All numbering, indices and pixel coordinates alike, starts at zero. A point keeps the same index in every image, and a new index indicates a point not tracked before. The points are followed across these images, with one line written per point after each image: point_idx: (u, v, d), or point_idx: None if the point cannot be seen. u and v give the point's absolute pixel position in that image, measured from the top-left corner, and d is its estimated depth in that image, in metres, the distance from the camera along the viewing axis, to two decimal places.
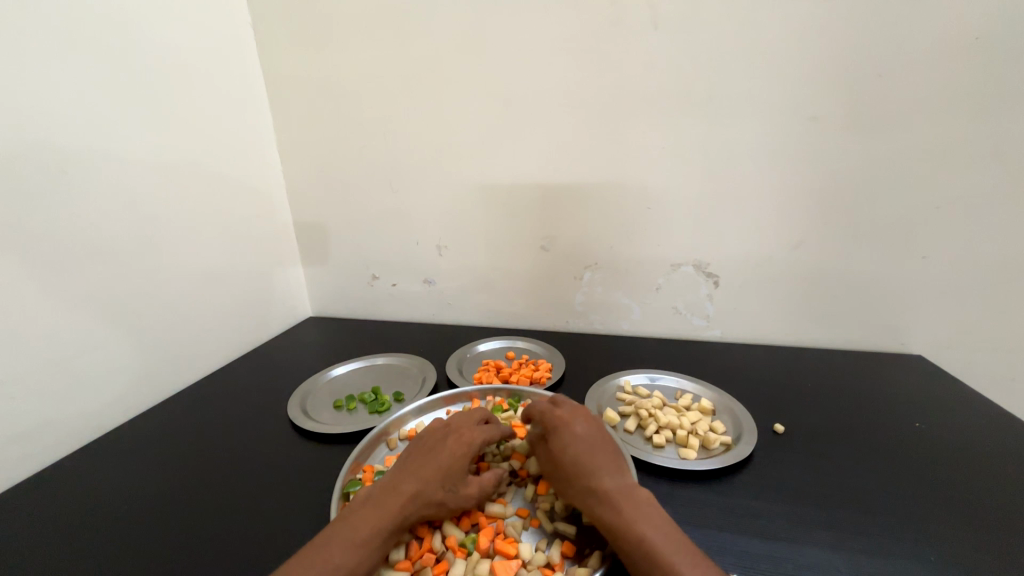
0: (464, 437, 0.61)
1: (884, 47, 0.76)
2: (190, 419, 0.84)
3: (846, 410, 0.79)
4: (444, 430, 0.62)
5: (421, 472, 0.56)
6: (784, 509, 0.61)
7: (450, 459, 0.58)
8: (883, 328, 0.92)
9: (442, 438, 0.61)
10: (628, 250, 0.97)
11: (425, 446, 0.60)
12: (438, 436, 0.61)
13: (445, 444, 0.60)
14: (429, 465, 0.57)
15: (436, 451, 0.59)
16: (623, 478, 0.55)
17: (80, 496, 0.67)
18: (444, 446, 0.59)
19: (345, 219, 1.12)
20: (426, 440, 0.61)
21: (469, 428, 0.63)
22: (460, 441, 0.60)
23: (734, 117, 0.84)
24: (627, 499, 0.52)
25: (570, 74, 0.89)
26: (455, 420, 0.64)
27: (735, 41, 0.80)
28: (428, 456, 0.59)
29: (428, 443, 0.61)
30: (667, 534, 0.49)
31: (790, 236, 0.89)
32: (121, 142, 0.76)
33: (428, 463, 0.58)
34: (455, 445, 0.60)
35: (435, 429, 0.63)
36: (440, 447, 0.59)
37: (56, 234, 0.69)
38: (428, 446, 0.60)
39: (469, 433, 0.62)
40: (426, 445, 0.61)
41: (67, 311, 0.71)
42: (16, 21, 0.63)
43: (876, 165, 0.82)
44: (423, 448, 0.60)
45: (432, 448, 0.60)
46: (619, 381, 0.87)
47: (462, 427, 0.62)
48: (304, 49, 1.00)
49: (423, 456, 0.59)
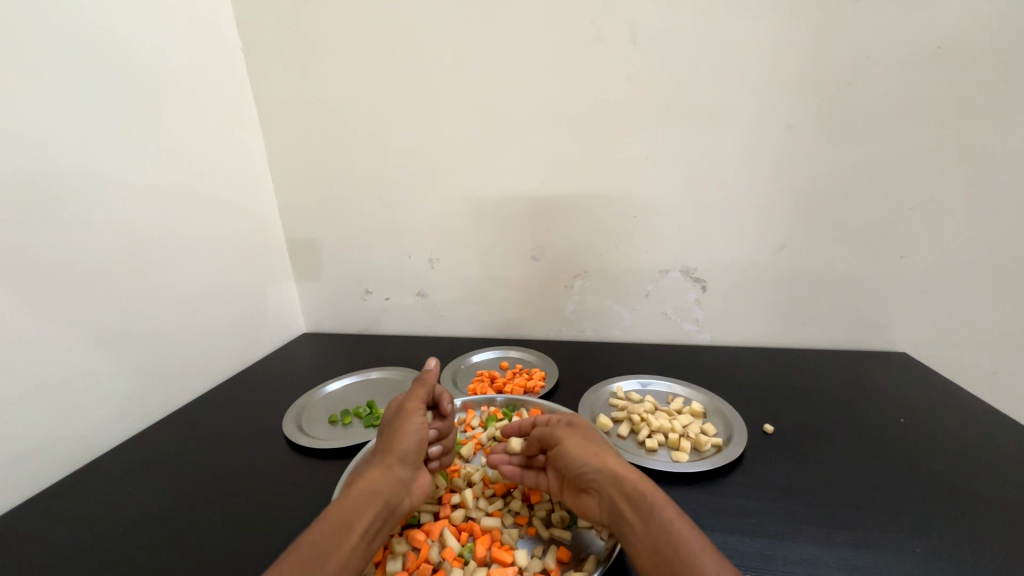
0: (419, 407, 0.63)
1: (852, 58, 0.79)
2: (183, 438, 0.83)
3: (832, 409, 0.81)
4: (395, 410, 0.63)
5: (389, 447, 0.59)
6: (775, 507, 0.62)
7: (414, 429, 0.60)
8: (867, 328, 0.94)
9: (398, 420, 0.61)
10: (617, 258, 0.99)
11: (384, 432, 0.62)
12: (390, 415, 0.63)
13: (407, 415, 0.61)
14: (395, 441, 0.59)
15: (393, 427, 0.61)
16: (593, 438, 0.61)
17: (73, 518, 0.67)
18: (405, 419, 0.61)
19: (338, 236, 1.13)
20: (382, 428, 0.63)
21: (416, 400, 0.63)
22: (414, 414, 0.61)
23: (714, 127, 0.87)
24: (593, 450, 0.58)
25: (558, 89, 0.91)
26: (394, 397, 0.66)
27: (712, 53, 0.83)
28: (390, 436, 0.60)
29: (384, 427, 0.62)
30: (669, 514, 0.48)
31: (772, 240, 0.91)
32: (114, 165, 0.78)
33: (393, 440, 0.59)
34: (418, 415, 0.62)
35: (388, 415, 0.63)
36: (395, 423, 0.61)
37: (52, 259, 0.70)
38: (386, 428, 0.62)
39: (416, 405, 0.63)
40: (385, 429, 0.62)
41: (62, 332, 0.71)
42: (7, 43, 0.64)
43: (852, 169, 0.85)
44: (384, 433, 0.62)
45: (390, 427, 0.61)
46: (612, 387, 0.88)
47: (410, 396, 0.64)
48: (295, 70, 1.02)
49: (386, 438, 0.60)
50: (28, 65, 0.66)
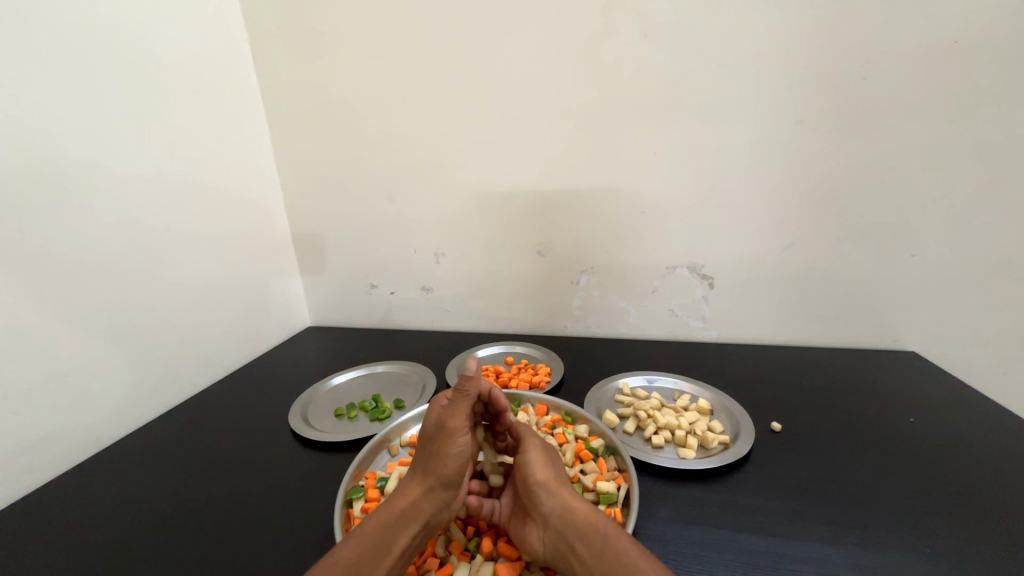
0: (463, 424, 0.57)
1: (865, 52, 0.78)
2: (190, 430, 0.84)
3: (840, 407, 0.80)
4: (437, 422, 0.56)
5: (432, 466, 0.56)
6: (783, 506, 0.61)
7: (457, 452, 0.56)
8: (876, 326, 0.93)
9: (439, 437, 0.56)
10: (623, 254, 0.98)
11: (424, 441, 0.57)
12: (432, 425, 0.57)
13: (451, 437, 0.56)
14: (438, 463, 0.55)
15: (435, 443, 0.56)
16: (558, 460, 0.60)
17: (82, 508, 0.68)
18: (448, 440, 0.56)
19: (343, 229, 1.12)
20: (422, 434, 0.58)
21: (459, 415, 0.56)
22: (455, 434, 0.56)
23: (724, 122, 0.86)
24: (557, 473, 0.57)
25: (565, 83, 0.90)
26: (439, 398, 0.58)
27: (722, 47, 0.82)
28: (433, 452, 0.56)
29: (426, 437, 0.57)
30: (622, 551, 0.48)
31: (780, 237, 0.90)
32: (120, 157, 0.78)
33: (436, 460, 0.56)
34: (461, 435, 0.57)
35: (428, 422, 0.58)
36: (439, 440, 0.56)
37: (58, 251, 0.70)
38: (426, 440, 0.57)
39: (459, 422, 0.56)
40: (426, 438, 0.57)
41: (69, 324, 0.72)
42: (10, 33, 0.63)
43: (863, 166, 0.83)
44: (424, 443, 0.57)
45: (432, 442, 0.56)
46: (618, 383, 0.88)
47: (454, 410, 0.56)
48: (300, 61, 1.01)
49: (427, 452, 0.57)
50: (32, 56, 0.66)
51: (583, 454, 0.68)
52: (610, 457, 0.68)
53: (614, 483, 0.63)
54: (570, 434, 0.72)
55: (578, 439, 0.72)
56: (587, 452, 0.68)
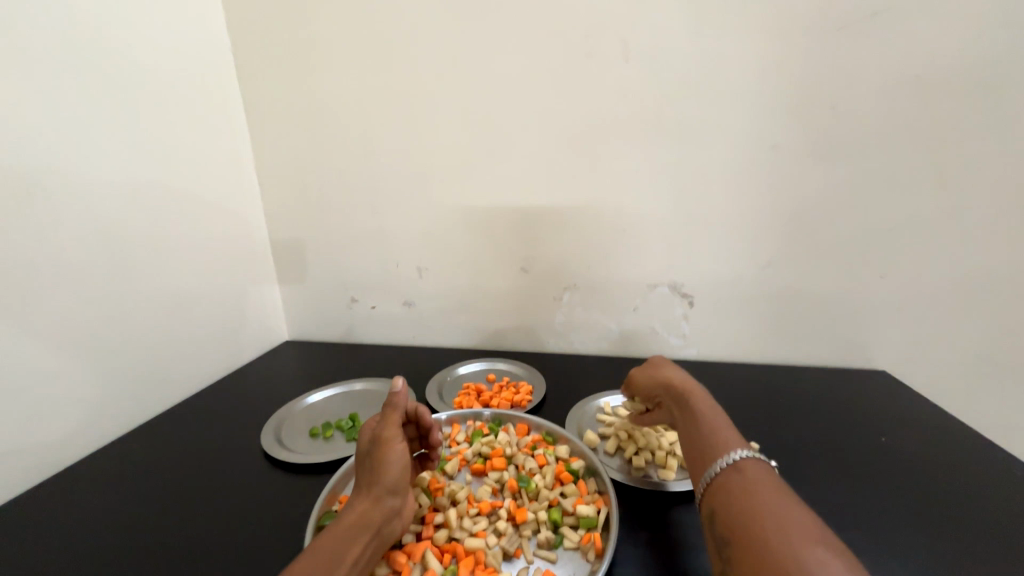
0: (396, 431, 0.59)
1: (836, 83, 0.82)
2: (155, 450, 0.80)
3: (815, 426, 0.82)
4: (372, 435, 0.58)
5: (368, 478, 0.55)
6: None
7: (393, 455, 0.57)
8: (848, 346, 0.96)
9: (377, 447, 0.57)
10: (606, 271, 0.99)
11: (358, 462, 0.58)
12: (363, 442, 0.59)
13: (388, 444, 0.57)
14: (376, 470, 0.55)
15: (369, 455, 0.57)
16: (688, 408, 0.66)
17: (33, 536, 0.63)
18: (385, 449, 0.57)
19: (324, 242, 1.11)
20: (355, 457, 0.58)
21: (391, 425, 0.59)
22: (391, 441, 0.58)
23: (703, 145, 0.88)
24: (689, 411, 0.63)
25: (551, 103, 0.92)
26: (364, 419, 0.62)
27: (702, 74, 0.85)
28: (369, 465, 0.56)
29: (357, 456, 0.58)
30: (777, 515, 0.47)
31: (758, 257, 0.92)
32: (92, 164, 0.75)
33: (373, 470, 0.56)
34: (397, 441, 0.58)
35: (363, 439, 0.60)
36: (372, 450, 0.57)
37: (23, 261, 0.67)
38: (358, 457, 0.57)
39: (392, 431, 0.59)
40: (358, 457, 0.58)
41: (31, 338, 0.68)
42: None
43: (835, 191, 0.87)
44: (357, 462, 0.57)
45: (367, 455, 0.57)
46: (599, 402, 0.88)
47: (385, 421, 0.60)
48: (285, 73, 1.01)
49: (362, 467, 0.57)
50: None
51: (564, 476, 0.67)
52: (590, 479, 0.68)
53: (594, 506, 0.62)
54: (551, 456, 0.71)
55: (559, 460, 0.71)
56: (567, 474, 0.67)
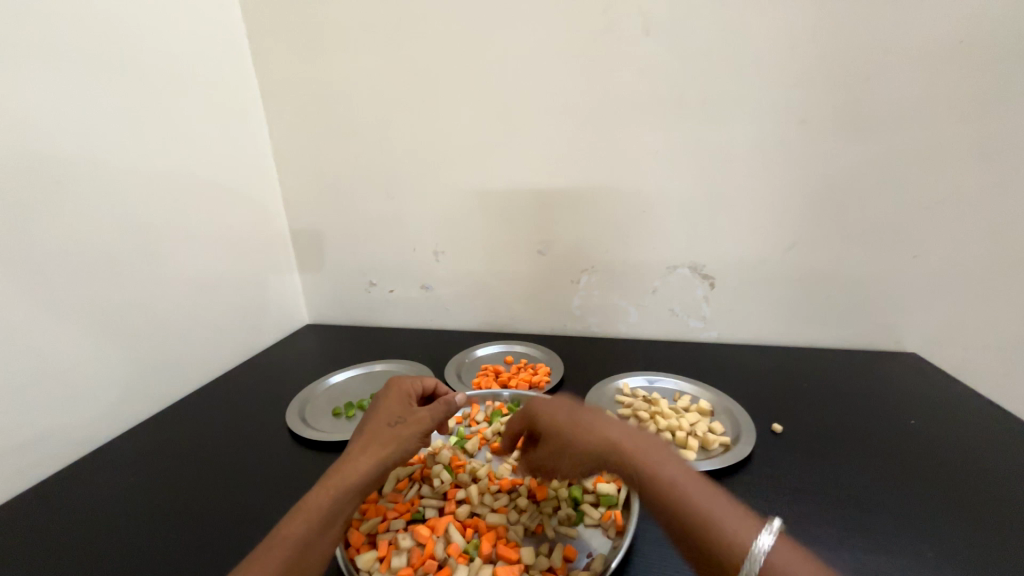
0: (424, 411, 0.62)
1: (869, 51, 0.77)
2: (186, 429, 0.83)
3: (840, 409, 0.80)
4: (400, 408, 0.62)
5: (392, 428, 0.58)
6: (785, 509, 0.61)
7: (425, 414, 0.62)
8: (876, 328, 0.93)
9: (403, 419, 0.60)
10: (624, 253, 0.98)
11: (382, 414, 0.61)
12: (398, 399, 0.64)
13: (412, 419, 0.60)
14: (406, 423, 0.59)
15: (399, 411, 0.62)
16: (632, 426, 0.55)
17: (77, 508, 0.67)
18: (408, 423, 0.60)
19: (342, 227, 1.12)
20: (380, 409, 0.62)
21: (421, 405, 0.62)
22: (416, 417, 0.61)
23: (726, 121, 0.85)
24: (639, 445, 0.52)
25: (567, 81, 0.89)
26: (399, 380, 0.68)
27: (724, 45, 0.81)
28: (397, 418, 0.60)
29: (385, 408, 0.62)
30: (736, 534, 0.44)
31: (781, 237, 0.90)
32: (114, 152, 0.76)
33: (402, 422, 0.60)
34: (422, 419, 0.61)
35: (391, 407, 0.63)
36: (403, 407, 0.62)
37: (51, 247, 0.69)
38: (386, 410, 0.62)
39: (420, 412, 0.62)
40: (385, 410, 0.62)
41: (63, 322, 0.71)
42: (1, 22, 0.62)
43: (866, 166, 0.83)
44: (383, 414, 0.61)
45: (397, 410, 0.62)
46: (618, 383, 0.87)
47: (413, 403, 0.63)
48: (298, 57, 1.00)
49: (386, 418, 0.60)
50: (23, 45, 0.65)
51: None
52: None
53: (615, 485, 0.62)
54: None
55: None
56: None
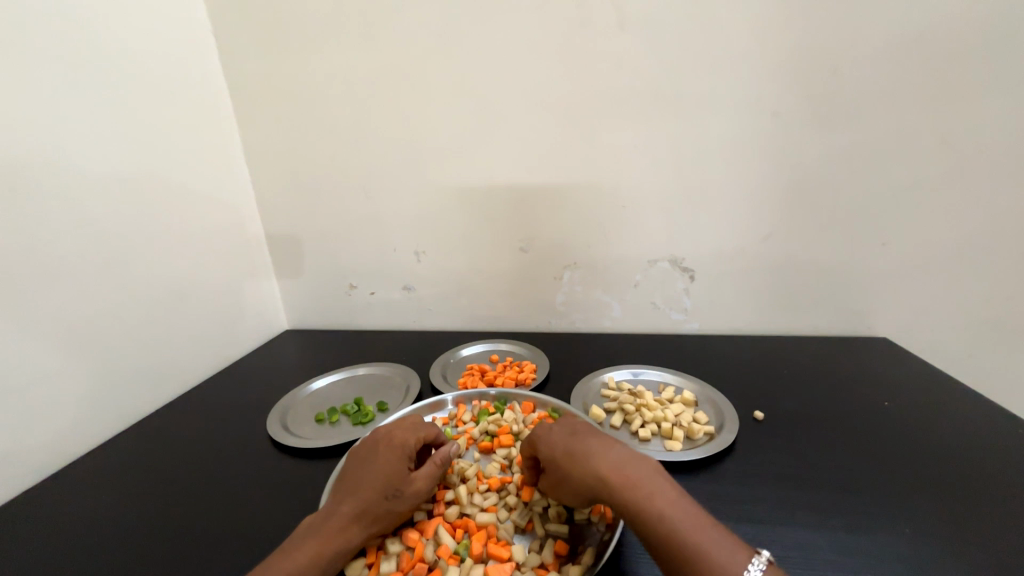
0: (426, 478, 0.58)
1: (836, 46, 0.80)
2: (161, 442, 0.80)
3: (818, 394, 0.82)
4: (401, 465, 0.57)
5: (386, 504, 0.54)
6: (769, 493, 0.62)
7: (423, 487, 0.57)
8: (849, 314, 0.96)
9: (403, 482, 0.56)
10: (606, 248, 0.98)
11: (376, 476, 0.56)
12: (395, 458, 0.58)
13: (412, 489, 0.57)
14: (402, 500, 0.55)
15: (396, 476, 0.56)
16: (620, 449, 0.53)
17: (45, 530, 0.63)
18: (408, 494, 0.56)
19: (319, 229, 1.09)
20: (378, 465, 0.57)
21: (423, 470, 0.58)
22: (415, 486, 0.57)
23: (701, 116, 0.86)
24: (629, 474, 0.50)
25: (545, 77, 0.89)
26: (399, 429, 0.62)
27: (699, 40, 0.83)
28: (393, 487, 0.55)
29: (381, 470, 0.56)
30: (724, 564, 0.44)
31: (758, 229, 0.92)
32: (77, 155, 0.72)
33: (398, 497, 0.55)
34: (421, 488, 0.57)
35: (393, 460, 0.58)
36: (401, 472, 0.57)
37: (12, 256, 0.65)
38: (382, 474, 0.56)
39: (420, 478, 0.58)
40: (381, 472, 0.56)
41: (25, 335, 0.67)
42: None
43: (835, 158, 0.86)
44: (378, 479, 0.56)
45: (393, 475, 0.56)
46: (604, 377, 0.88)
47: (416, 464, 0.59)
48: (269, 53, 0.97)
49: (381, 485, 0.55)
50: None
51: None
52: None
53: None
54: None
55: None
56: None
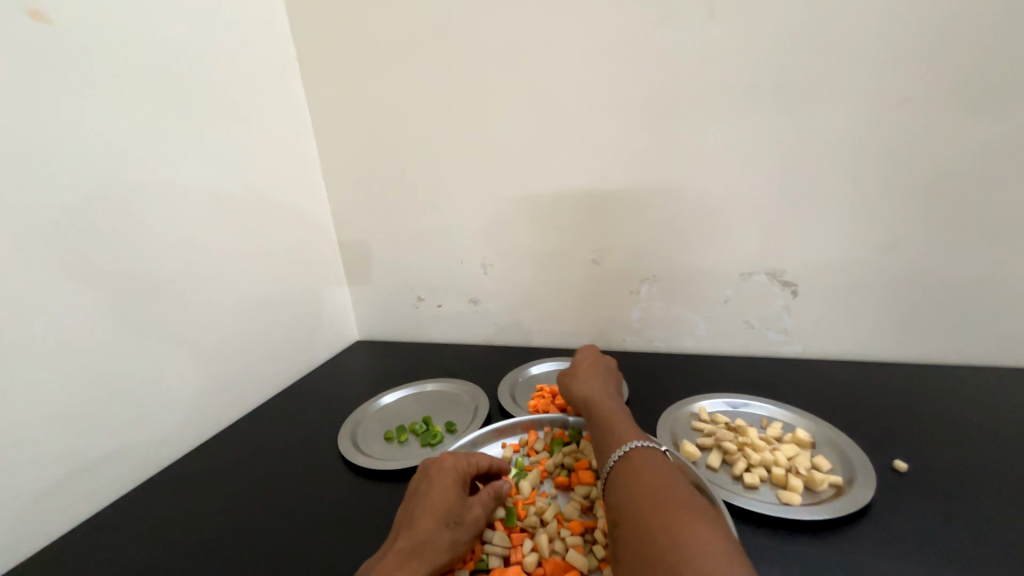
0: (484, 504, 0.56)
1: (990, 15, 0.65)
2: (243, 452, 0.83)
3: (973, 442, 0.67)
4: (457, 492, 0.55)
5: (450, 533, 0.52)
6: (923, 571, 0.50)
7: (480, 512, 0.55)
8: (1006, 341, 0.78)
9: (461, 508, 0.54)
10: (690, 260, 0.89)
11: (434, 505, 0.53)
12: (451, 486, 0.55)
13: (471, 513, 0.55)
14: (464, 526, 0.53)
15: (455, 504, 0.54)
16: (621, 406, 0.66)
17: (142, 536, 0.67)
18: (467, 521, 0.54)
19: (390, 242, 1.10)
20: (436, 493, 0.54)
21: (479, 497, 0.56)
22: (473, 512, 0.55)
23: (809, 108, 0.75)
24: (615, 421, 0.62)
25: (623, 76, 0.83)
26: (451, 455, 0.59)
27: (807, 23, 0.72)
28: (451, 514, 0.53)
29: (441, 499, 0.54)
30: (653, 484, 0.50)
31: (882, 238, 0.78)
32: (173, 175, 0.77)
33: (460, 525, 0.53)
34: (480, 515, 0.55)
35: (449, 485, 0.56)
36: (459, 500, 0.55)
37: (117, 270, 0.70)
38: (440, 504, 0.53)
39: (478, 505, 0.56)
40: (437, 503, 0.53)
41: (129, 344, 0.72)
42: (63, 47, 0.63)
43: (990, 150, 0.70)
44: (436, 508, 0.53)
45: (451, 504, 0.54)
46: (693, 407, 0.78)
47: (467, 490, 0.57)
48: (344, 71, 1.00)
49: (439, 516, 0.52)
50: (83, 72, 0.66)
51: None
52: None
53: None
54: None
55: None
56: None
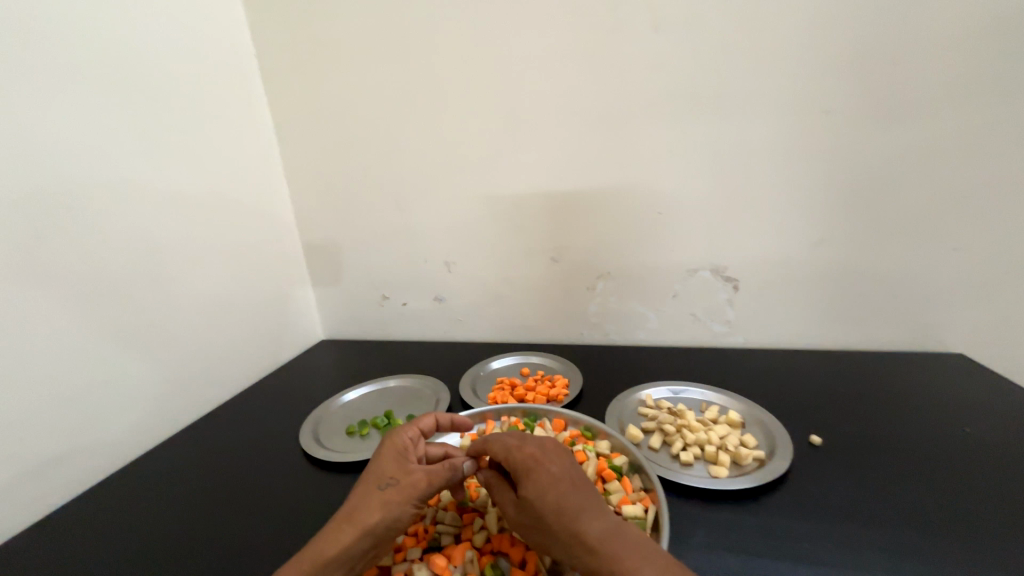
0: (424, 470, 0.55)
1: (894, 35, 0.73)
2: (201, 451, 0.82)
3: (883, 419, 0.74)
4: (396, 459, 0.57)
5: (379, 495, 0.53)
6: (830, 530, 0.56)
7: (420, 475, 0.55)
8: (915, 328, 0.87)
9: (396, 474, 0.55)
10: (641, 257, 0.94)
11: (371, 472, 0.56)
12: (389, 454, 0.57)
13: (407, 477, 0.54)
14: (396, 488, 0.53)
15: (391, 469, 0.55)
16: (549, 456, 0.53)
17: (95, 537, 0.66)
18: (400, 483, 0.53)
19: (353, 241, 1.11)
20: (378, 461, 0.57)
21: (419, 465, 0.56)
22: (409, 476, 0.54)
23: (743, 116, 0.81)
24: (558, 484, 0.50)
25: (576, 82, 0.87)
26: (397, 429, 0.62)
27: (739, 38, 0.78)
28: (384, 478, 0.54)
29: (378, 466, 0.56)
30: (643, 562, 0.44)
31: (808, 236, 0.85)
32: (127, 173, 0.76)
33: (392, 485, 0.53)
34: (417, 478, 0.54)
35: (388, 455, 0.57)
36: (397, 464, 0.56)
37: (69, 269, 0.69)
38: (375, 470, 0.55)
39: (417, 471, 0.55)
40: (374, 470, 0.56)
41: (81, 345, 0.71)
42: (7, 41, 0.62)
43: (896, 157, 0.78)
44: (369, 475, 0.55)
45: (387, 470, 0.55)
46: (640, 395, 0.83)
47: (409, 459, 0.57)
48: (305, 70, 1.01)
49: (372, 481, 0.54)
50: (29, 67, 0.64)
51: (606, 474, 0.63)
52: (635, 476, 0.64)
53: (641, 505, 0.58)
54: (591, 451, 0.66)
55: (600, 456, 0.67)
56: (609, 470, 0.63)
